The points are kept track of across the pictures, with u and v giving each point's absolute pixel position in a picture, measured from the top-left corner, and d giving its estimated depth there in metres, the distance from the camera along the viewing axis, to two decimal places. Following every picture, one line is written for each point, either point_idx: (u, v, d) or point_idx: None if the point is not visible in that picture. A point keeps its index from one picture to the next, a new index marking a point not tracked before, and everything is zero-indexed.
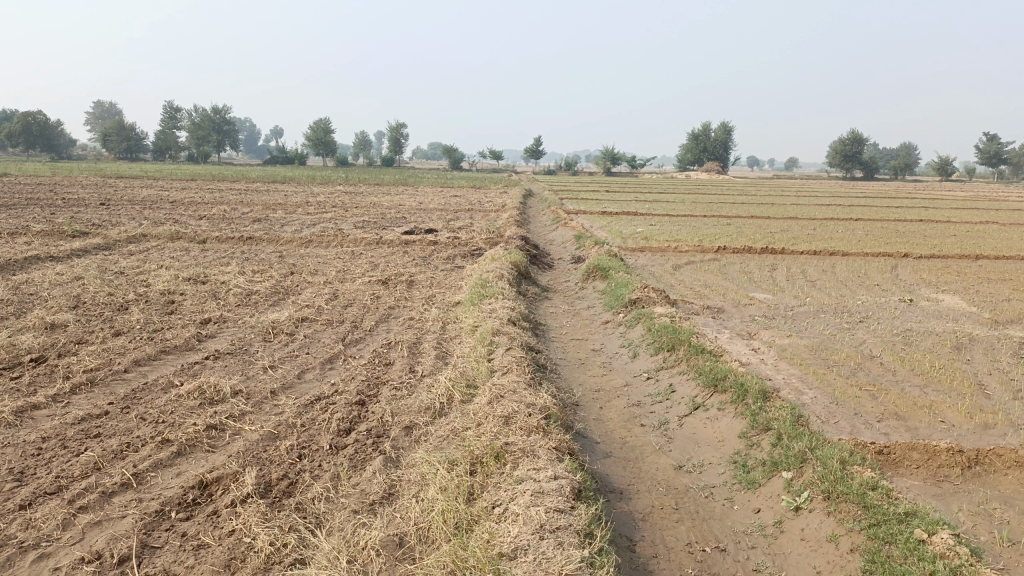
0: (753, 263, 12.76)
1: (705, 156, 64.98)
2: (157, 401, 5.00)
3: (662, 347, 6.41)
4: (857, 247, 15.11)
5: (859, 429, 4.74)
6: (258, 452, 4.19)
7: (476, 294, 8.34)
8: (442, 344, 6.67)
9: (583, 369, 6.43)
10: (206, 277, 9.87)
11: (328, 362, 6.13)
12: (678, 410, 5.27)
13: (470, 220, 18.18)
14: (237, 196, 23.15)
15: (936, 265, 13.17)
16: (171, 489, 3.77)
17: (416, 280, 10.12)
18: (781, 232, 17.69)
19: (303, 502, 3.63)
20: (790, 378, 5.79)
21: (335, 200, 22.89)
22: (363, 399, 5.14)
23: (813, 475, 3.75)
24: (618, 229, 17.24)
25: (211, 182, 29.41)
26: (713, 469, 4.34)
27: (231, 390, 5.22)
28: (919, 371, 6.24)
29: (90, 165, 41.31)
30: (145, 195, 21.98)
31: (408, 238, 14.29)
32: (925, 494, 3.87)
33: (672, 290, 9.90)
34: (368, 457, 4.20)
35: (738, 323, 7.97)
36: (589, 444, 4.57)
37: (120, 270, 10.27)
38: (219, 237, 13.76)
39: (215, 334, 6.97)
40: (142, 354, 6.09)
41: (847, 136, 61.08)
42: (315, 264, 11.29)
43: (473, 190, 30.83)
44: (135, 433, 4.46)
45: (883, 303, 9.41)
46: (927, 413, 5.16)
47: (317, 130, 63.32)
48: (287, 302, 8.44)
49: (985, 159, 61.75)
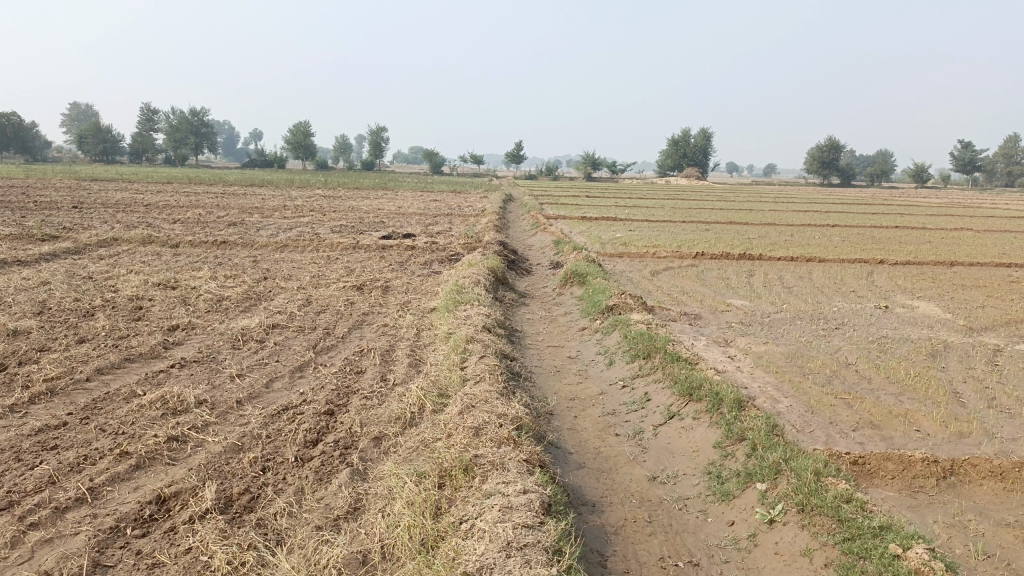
0: (731, 269, 12.77)
1: (685, 162, 65.32)
2: (119, 412, 4.85)
3: (638, 354, 6.34)
4: (834, 253, 15.19)
5: (834, 439, 4.69)
6: (220, 465, 4.06)
7: (451, 300, 8.23)
8: (415, 351, 6.56)
9: (558, 377, 6.35)
10: (177, 282, 9.67)
11: (298, 370, 6.00)
12: (653, 419, 5.20)
13: (448, 225, 18.07)
14: (213, 200, 22.86)
15: (911, 271, 13.26)
16: (127, 504, 3.63)
17: (391, 286, 10.00)
18: (759, 238, 17.73)
19: (265, 517, 3.51)
20: (765, 386, 5.75)
21: (313, 204, 22.68)
22: (331, 408, 5.02)
23: (787, 487, 3.69)
24: (597, 235, 17.21)
25: (187, 185, 29.02)
26: (687, 480, 4.27)
27: (196, 400, 5.08)
28: (894, 378, 6.22)
29: (64, 167, 40.70)
30: (119, 199, 21.63)
31: (385, 243, 14.15)
32: (899, 506, 3.82)
33: (649, 296, 9.85)
34: (335, 470, 4.09)
35: (714, 330, 7.93)
36: (561, 455, 4.49)
37: (89, 275, 10.04)
38: (192, 241, 13.53)
39: (183, 341, 6.81)
40: (106, 362, 5.92)
41: (825, 143, 61.72)
42: (290, 269, 11.13)
43: (453, 194, 30.69)
44: (94, 445, 4.31)
45: (859, 309, 9.43)
46: (902, 422, 5.13)
47: (296, 134, 62.89)
48: (259, 309, 8.28)
49: (958, 167, 62.62)
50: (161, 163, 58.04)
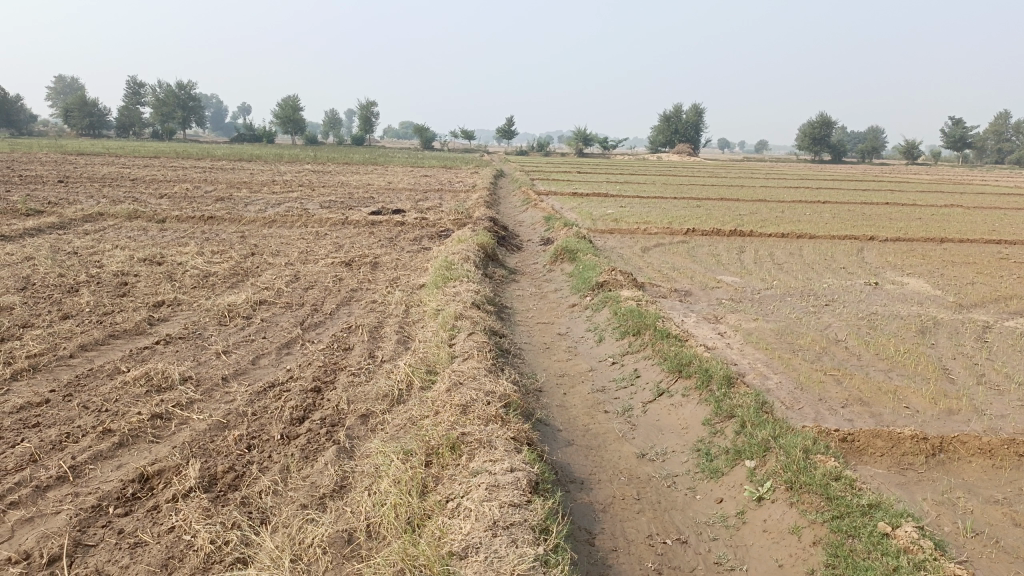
0: (722, 245, 12.73)
1: (677, 138, 65.04)
2: (102, 389, 4.78)
3: (628, 331, 6.31)
4: (825, 229, 15.17)
5: (823, 416, 4.68)
6: (204, 443, 4.01)
7: (440, 277, 8.16)
8: (403, 328, 6.50)
9: (548, 354, 6.31)
10: (163, 258, 9.56)
11: (284, 347, 5.93)
12: (642, 396, 5.18)
13: (438, 201, 17.94)
14: (201, 175, 22.60)
15: (902, 248, 13.27)
16: (110, 482, 3.58)
17: (380, 262, 9.91)
18: (749, 215, 17.68)
19: (250, 495, 3.48)
20: (755, 363, 5.73)
21: (302, 179, 22.47)
22: (318, 386, 4.97)
23: (776, 464, 3.67)
24: (589, 211, 17.13)
25: (174, 160, 28.67)
26: (676, 457, 4.25)
27: (180, 377, 5.02)
28: (884, 355, 6.21)
29: (49, 141, 40.20)
30: (105, 172, 21.39)
31: (375, 219, 14.03)
32: (888, 483, 3.82)
33: (640, 273, 9.80)
34: (321, 448, 4.05)
35: (705, 306, 7.91)
36: (549, 432, 4.46)
37: (73, 250, 9.91)
38: (179, 216, 13.37)
39: (168, 317, 6.73)
40: (89, 339, 5.84)
41: (817, 119, 61.57)
42: (278, 245, 11.02)
43: (444, 170, 30.45)
44: (76, 423, 4.25)
45: (849, 286, 9.43)
46: (891, 399, 5.12)
47: (285, 109, 62.21)
48: (246, 285, 8.19)
49: (949, 144, 62.62)
50: (148, 138, 57.39)
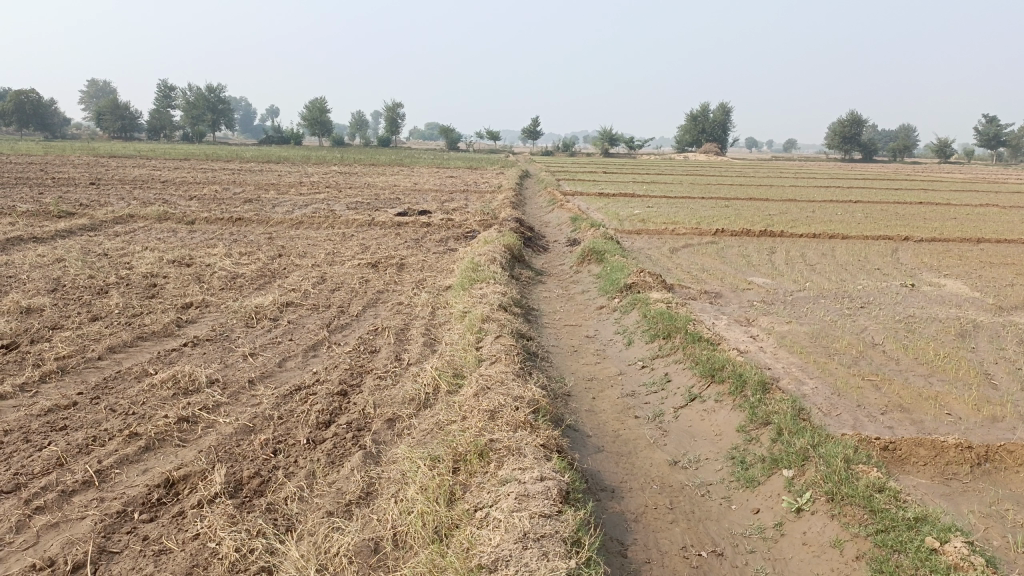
0: (752, 246, 12.53)
1: (704, 137, 64.48)
2: (129, 392, 4.77)
3: (657, 334, 6.18)
4: (857, 229, 14.88)
5: (862, 423, 4.53)
6: (230, 447, 3.97)
7: (466, 278, 8.09)
8: (430, 330, 6.44)
9: (576, 357, 6.21)
10: (192, 260, 9.60)
11: (311, 349, 5.90)
12: (673, 401, 5.06)
13: (464, 202, 17.90)
14: (230, 176, 22.79)
15: (938, 248, 12.97)
16: (135, 487, 3.55)
17: (407, 263, 9.87)
18: (779, 215, 17.40)
19: (275, 502, 3.42)
20: (790, 367, 5.58)
21: (329, 180, 22.57)
22: (344, 389, 4.91)
23: (815, 474, 3.55)
24: (615, 211, 16.98)
25: (203, 162, 28.97)
26: (710, 465, 4.13)
27: (207, 380, 5.00)
28: (923, 360, 6.02)
29: (82, 144, 41.00)
30: (137, 175, 21.64)
31: (401, 220, 14.01)
32: (933, 494, 3.67)
33: (668, 274, 9.65)
34: (347, 453, 3.99)
35: (736, 309, 7.75)
36: (579, 438, 4.36)
37: (104, 252, 9.99)
38: (208, 218, 13.46)
39: (196, 319, 6.73)
40: (118, 341, 5.85)
41: (847, 117, 60.69)
42: (305, 246, 11.03)
43: (469, 170, 30.46)
44: (103, 426, 4.24)
45: (884, 287, 9.20)
46: (933, 405, 4.95)
47: (312, 111, 62.67)
48: (273, 286, 8.19)
49: (983, 142, 61.35)
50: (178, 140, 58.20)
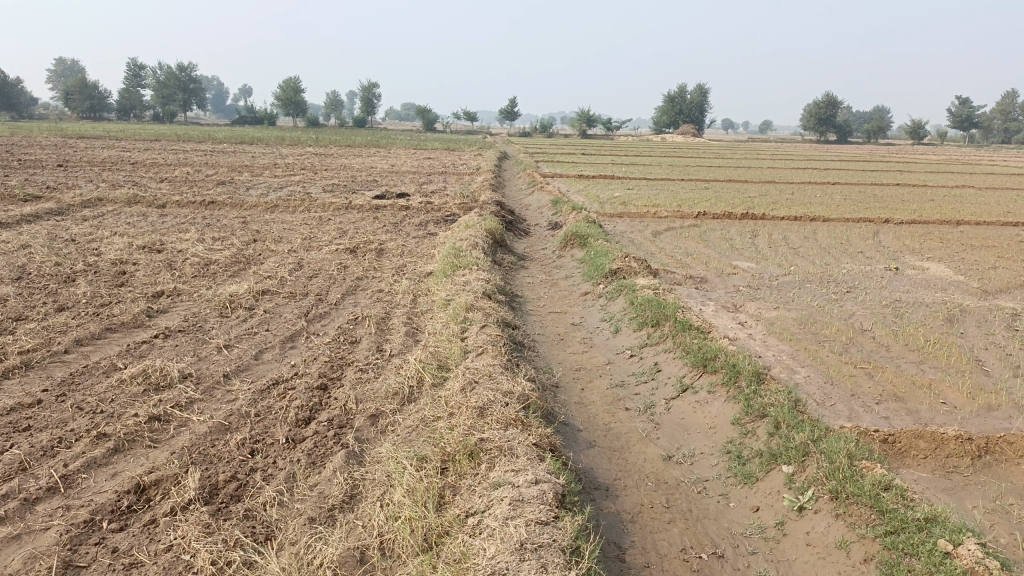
0: (734, 229, 12.45)
1: (681, 118, 64.36)
2: (97, 389, 4.53)
3: (646, 322, 6.04)
4: (838, 211, 14.87)
5: (858, 414, 4.42)
6: (204, 448, 3.77)
7: (448, 265, 7.89)
8: (412, 319, 6.25)
9: (562, 346, 6.06)
10: (163, 246, 9.28)
11: (288, 340, 5.68)
12: (664, 392, 4.93)
13: (443, 185, 17.62)
14: (202, 158, 22.27)
15: (918, 230, 12.98)
16: (103, 494, 3.34)
17: (386, 249, 9.64)
18: (759, 197, 17.33)
19: (254, 508, 3.24)
20: (781, 355, 5.47)
21: (304, 162, 22.14)
22: (324, 383, 4.72)
23: (818, 471, 3.44)
24: (596, 194, 16.84)
25: (175, 143, 28.35)
26: (705, 460, 4.00)
27: (179, 375, 4.77)
28: (914, 346, 5.94)
29: (49, 124, 39.94)
30: (105, 156, 21.07)
31: (379, 203, 13.73)
32: (934, 489, 3.56)
33: (653, 259, 9.51)
34: (329, 452, 3.80)
35: (723, 294, 7.64)
36: (570, 434, 4.22)
37: (71, 237, 9.65)
38: (180, 201, 13.09)
39: (167, 309, 6.47)
40: (85, 333, 5.59)
41: (822, 99, 60.92)
42: (280, 231, 10.74)
43: (447, 152, 30.10)
44: (69, 426, 4.01)
45: (869, 271, 9.15)
46: (927, 394, 4.86)
47: (286, 91, 61.62)
48: (248, 273, 7.93)
49: (955, 123, 61.78)
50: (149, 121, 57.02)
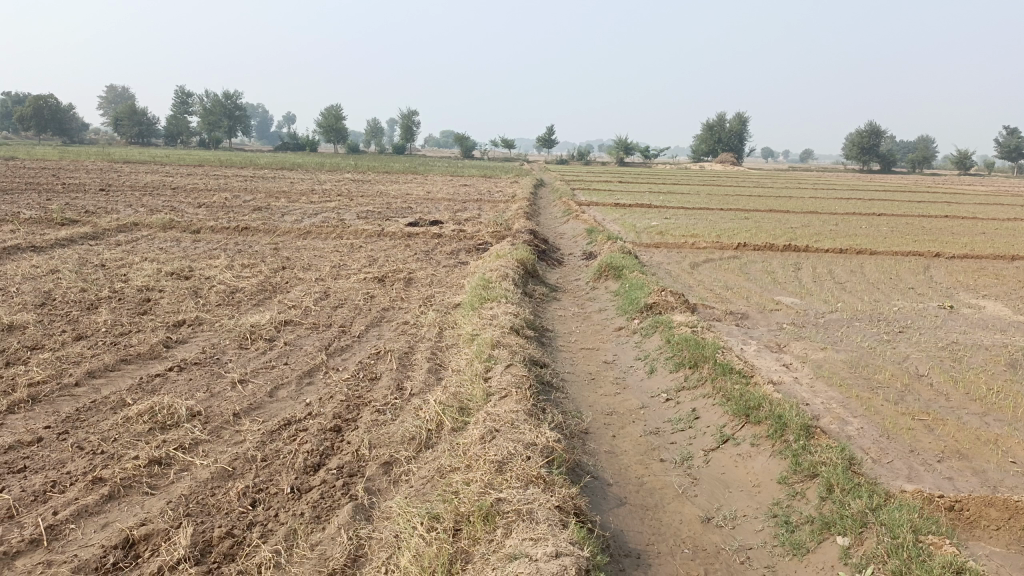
0: (776, 261, 12.02)
1: (720, 146, 63.79)
2: (102, 426, 4.32)
3: (683, 363, 5.67)
4: (885, 244, 14.31)
5: (918, 474, 4.00)
6: (203, 498, 3.51)
7: (477, 296, 7.61)
8: (436, 355, 5.97)
9: (593, 387, 5.72)
10: (191, 272, 9.18)
11: (306, 376, 5.43)
12: (703, 442, 4.56)
13: (477, 212, 17.45)
14: (242, 183, 22.49)
15: (971, 265, 12.39)
16: (89, 548, 3.08)
17: (415, 278, 9.41)
18: (801, 228, 16.84)
19: (248, 570, 2.96)
20: (830, 404, 5.06)
21: (341, 188, 22.21)
22: (338, 425, 4.43)
23: (878, 546, 3.05)
24: (631, 222, 16.53)
25: (217, 168, 28.76)
26: (748, 525, 3.62)
27: (187, 413, 4.53)
28: (975, 395, 5.47)
29: (98, 149, 40.93)
30: (148, 181, 21.39)
31: (411, 231, 13.57)
32: (1011, 568, 3.13)
33: (691, 293, 9.13)
34: (335, 505, 3.51)
35: (765, 332, 7.23)
36: (598, 490, 3.87)
37: (101, 262, 9.60)
38: (213, 226, 13.07)
39: (186, 339, 6.28)
40: (99, 364, 5.41)
41: (866, 128, 59.83)
42: (310, 259, 10.59)
43: (484, 179, 30.04)
44: (66, 468, 3.77)
45: (921, 310, 8.65)
46: (994, 451, 4.41)
47: (328, 118, 62.61)
48: (273, 303, 7.75)
49: (1004, 153, 60.18)
50: (194, 146, 58.18)
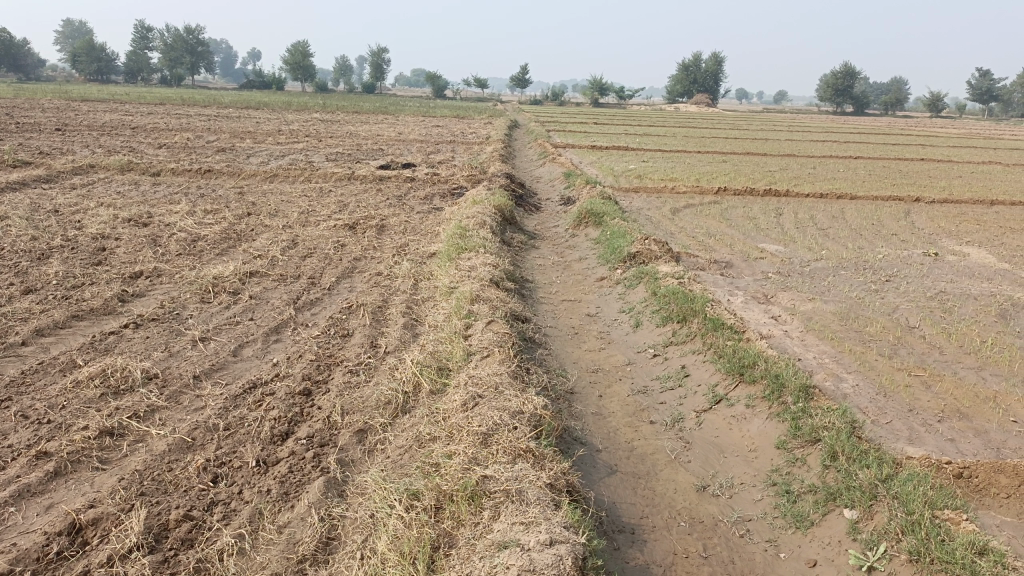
0: (757, 206, 11.78)
1: (695, 88, 62.98)
2: (49, 392, 3.97)
3: (671, 317, 5.43)
4: (865, 189, 14.12)
5: (919, 436, 3.82)
6: (159, 474, 3.21)
7: (453, 246, 7.26)
8: (411, 309, 5.66)
9: (577, 342, 5.47)
10: (150, 219, 8.69)
11: (273, 332, 5.10)
12: (695, 403, 4.34)
13: (451, 154, 16.95)
14: (205, 123, 21.63)
15: (951, 211, 12.25)
16: (30, 535, 2.78)
17: (388, 225, 9.01)
18: (781, 172, 16.59)
19: (209, 559, 2.69)
20: (824, 360, 4.86)
21: (309, 128, 21.45)
22: (308, 388, 4.13)
23: (891, 523, 2.86)
24: (609, 166, 16.18)
25: (179, 107, 27.68)
26: (746, 494, 3.41)
27: (143, 377, 4.19)
28: (970, 349, 5.30)
29: (55, 86, 39.12)
30: (107, 120, 20.46)
31: (384, 174, 13.07)
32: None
33: (673, 241, 8.85)
34: (305, 479, 3.24)
35: (752, 282, 7.01)
36: (588, 460, 3.63)
37: (54, 208, 9.08)
38: (175, 169, 12.47)
39: (143, 293, 5.88)
40: (48, 321, 5.02)
41: (841, 69, 59.39)
42: (278, 204, 10.13)
43: (457, 120, 29.31)
44: (7, 440, 3.44)
45: (907, 257, 8.48)
46: (995, 410, 4.23)
47: (295, 55, 60.57)
48: (237, 252, 7.33)
49: (976, 96, 59.94)
50: (156, 84, 56.06)
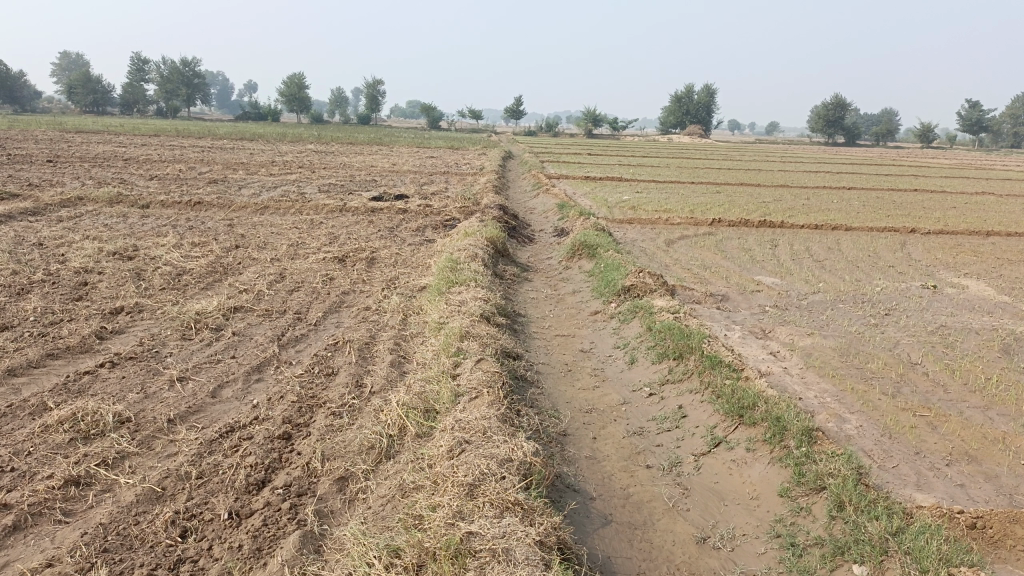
0: (752, 238, 11.68)
1: (688, 119, 63.43)
2: (15, 437, 3.77)
3: (667, 354, 5.27)
4: (860, 219, 14.04)
5: (927, 482, 3.65)
6: (125, 528, 3.01)
7: (443, 280, 7.11)
8: (399, 346, 5.48)
9: (570, 379, 5.29)
10: (136, 252, 8.53)
11: (254, 371, 4.91)
12: (693, 446, 4.16)
13: (444, 185, 16.87)
14: (198, 155, 21.57)
15: (947, 242, 12.16)
16: None
17: (378, 258, 8.86)
18: (775, 202, 16.53)
19: None
20: (825, 399, 4.70)
21: (303, 160, 21.41)
22: (287, 432, 3.94)
23: None
24: (603, 197, 16.12)
25: (173, 138, 27.66)
26: (748, 546, 3.22)
27: (115, 421, 3.99)
28: (975, 386, 5.15)
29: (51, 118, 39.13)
30: (100, 152, 20.36)
31: (376, 205, 12.96)
32: None
33: (668, 273, 8.72)
34: (280, 533, 3.05)
35: (748, 317, 6.86)
36: (581, 509, 3.44)
37: (39, 241, 8.91)
38: (164, 201, 12.33)
39: (123, 330, 5.70)
40: (21, 360, 4.83)
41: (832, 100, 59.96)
42: (267, 236, 9.98)
43: (451, 151, 29.34)
44: None
45: (905, 290, 8.35)
46: (1005, 452, 4.07)
47: (291, 87, 60.91)
48: (223, 286, 7.16)
49: (966, 127, 60.41)
50: (151, 116, 56.24)
